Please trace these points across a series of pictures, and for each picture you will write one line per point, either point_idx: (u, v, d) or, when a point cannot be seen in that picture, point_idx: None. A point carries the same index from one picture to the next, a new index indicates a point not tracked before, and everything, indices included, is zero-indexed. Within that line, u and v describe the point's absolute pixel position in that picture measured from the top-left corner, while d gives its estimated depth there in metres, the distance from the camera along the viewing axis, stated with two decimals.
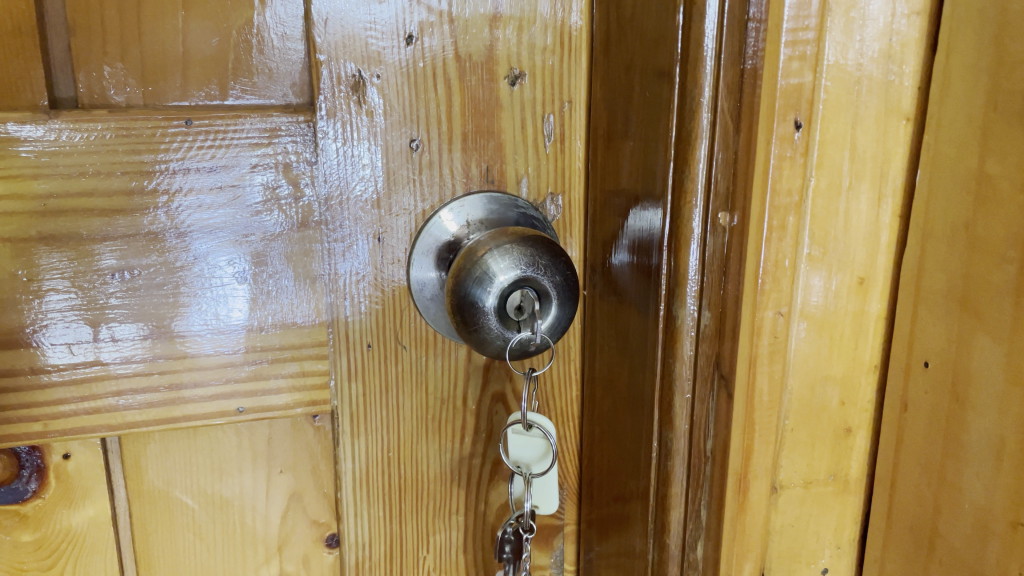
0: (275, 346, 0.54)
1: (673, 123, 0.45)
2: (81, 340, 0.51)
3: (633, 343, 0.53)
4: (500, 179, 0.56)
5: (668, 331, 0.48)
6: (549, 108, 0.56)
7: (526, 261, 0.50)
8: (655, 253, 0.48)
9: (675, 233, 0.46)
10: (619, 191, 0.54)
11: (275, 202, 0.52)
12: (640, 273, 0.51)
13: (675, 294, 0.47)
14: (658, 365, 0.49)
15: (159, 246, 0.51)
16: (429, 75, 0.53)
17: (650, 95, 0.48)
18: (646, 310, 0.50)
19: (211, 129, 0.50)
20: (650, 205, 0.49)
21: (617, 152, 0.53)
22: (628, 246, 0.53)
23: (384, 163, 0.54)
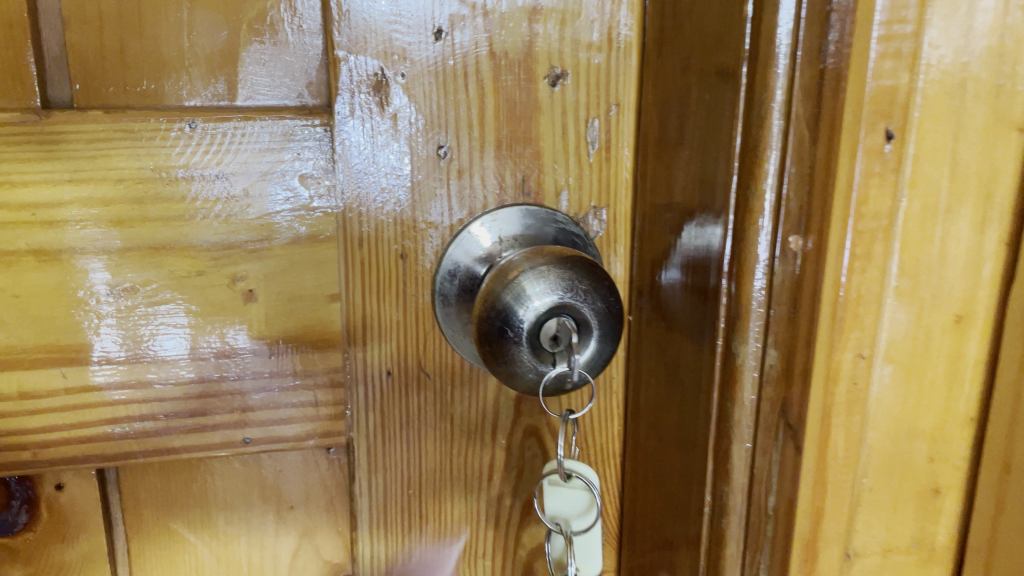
0: (286, 372, 0.49)
1: (737, 130, 0.39)
2: (110, 356, 0.46)
3: (685, 378, 0.46)
4: (538, 191, 0.50)
5: (726, 370, 0.41)
6: (595, 112, 0.49)
7: (563, 286, 0.44)
8: (714, 279, 0.42)
9: (739, 257, 0.40)
10: (672, 204, 0.47)
11: (287, 214, 0.47)
12: (695, 297, 0.45)
13: (737, 328, 0.40)
14: (712, 407, 0.43)
15: (158, 262, 0.46)
16: (460, 74, 0.47)
17: (708, 99, 0.42)
18: (701, 341, 0.44)
19: (218, 132, 0.45)
20: (707, 221, 0.43)
21: (670, 162, 0.47)
22: (682, 268, 0.47)
23: (410, 172, 0.48)
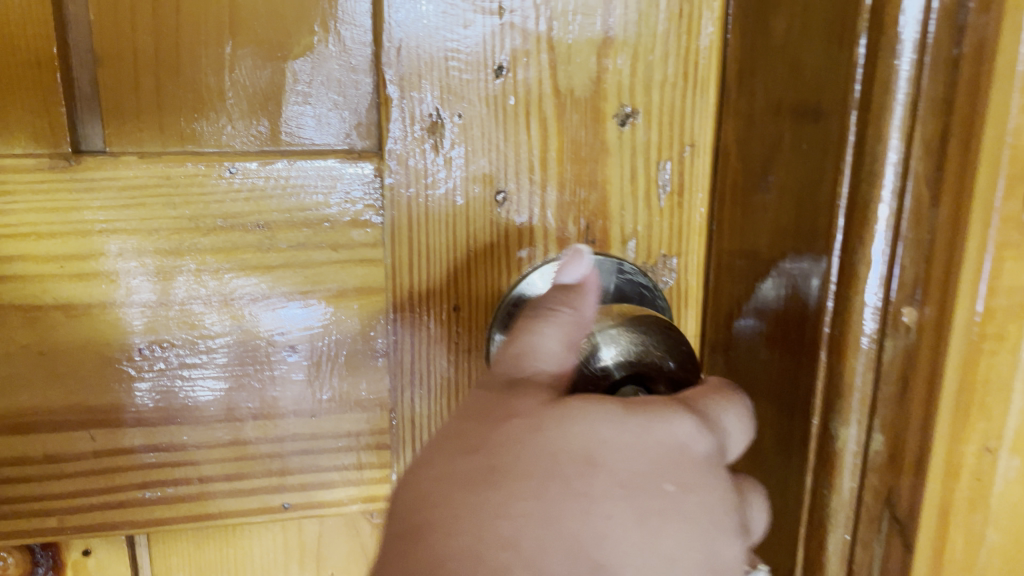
0: (329, 434, 0.46)
1: (843, 187, 0.35)
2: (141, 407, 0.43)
3: (772, 453, 0.42)
4: (603, 239, 0.46)
5: (822, 453, 0.37)
6: (667, 153, 0.45)
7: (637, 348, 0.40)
8: (808, 349, 0.38)
9: (842, 327, 0.35)
10: (755, 257, 0.43)
11: (332, 265, 0.43)
12: (784, 361, 0.40)
13: (838, 407, 0.36)
14: (805, 489, 0.38)
15: (194, 317, 0.42)
16: (521, 113, 0.43)
17: (806, 147, 0.37)
18: (793, 418, 0.39)
19: (259, 177, 0.41)
20: (800, 279, 0.39)
21: (752, 212, 0.43)
22: (768, 329, 0.42)
23: (464, 218, 0.44)
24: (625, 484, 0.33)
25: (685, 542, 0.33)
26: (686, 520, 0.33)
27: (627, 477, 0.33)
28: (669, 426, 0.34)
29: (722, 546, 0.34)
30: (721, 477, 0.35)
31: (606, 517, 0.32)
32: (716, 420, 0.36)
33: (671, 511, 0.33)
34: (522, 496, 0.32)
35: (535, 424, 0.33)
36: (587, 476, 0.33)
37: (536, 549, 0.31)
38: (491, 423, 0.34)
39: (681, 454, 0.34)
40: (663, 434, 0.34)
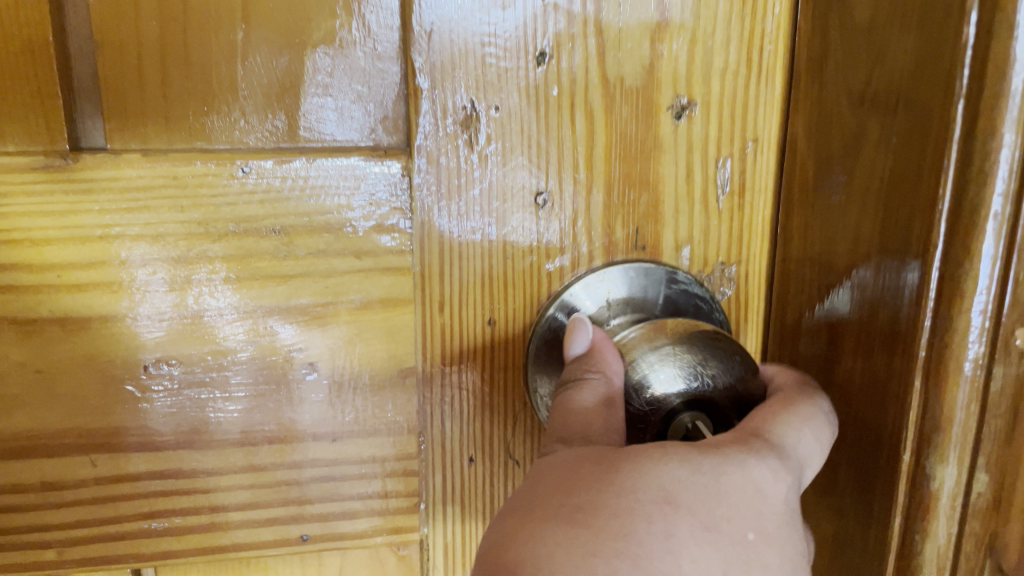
0: (352, 460, 0.41)
1: (946, 192, 0.30)
2: (148, 393, 0.39)
3: (847, 488, 0.38)
4: (654, 246, 0.41)
5: (914, 493, 0.33)
6: (726, 150, 0.41)
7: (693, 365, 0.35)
8: (898, 375, 0.32)
9: (941, 350, 0.31)
10: (828, 267, 0.38)
11: (354, 275, 0.39)
12: (864, 386, 0.35)
13: (935, 442, 0.32)
14: (892, 532, 0.34)
15: (204, 331, 0.38)
16: (565, 105, 0.39)
17: (896, 142, 0.33)
18: (878, 452, 0.34)
19: (275, 177, 0.37)
20: (886, 292, 0.33)
21: (826, 214, 0.38)
22: (845, 350, 0.37)
23: (500, 222, 0.40)
24: (708, 527, 0.29)
25: None
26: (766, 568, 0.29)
27: (710, 519, 0.29)
28: (745, 470, 0.30)
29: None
30: (796, 520, 0.31)
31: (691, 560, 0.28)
32: (787, 452, 0.32)
33: (755, 563, 0.29)
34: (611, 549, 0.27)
35: (613, 462, 0.29)
36: (669, 518, 0.28)
37: None
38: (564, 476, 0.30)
39: (761, 502, 0.30)
40: (739, 478, 0.30)
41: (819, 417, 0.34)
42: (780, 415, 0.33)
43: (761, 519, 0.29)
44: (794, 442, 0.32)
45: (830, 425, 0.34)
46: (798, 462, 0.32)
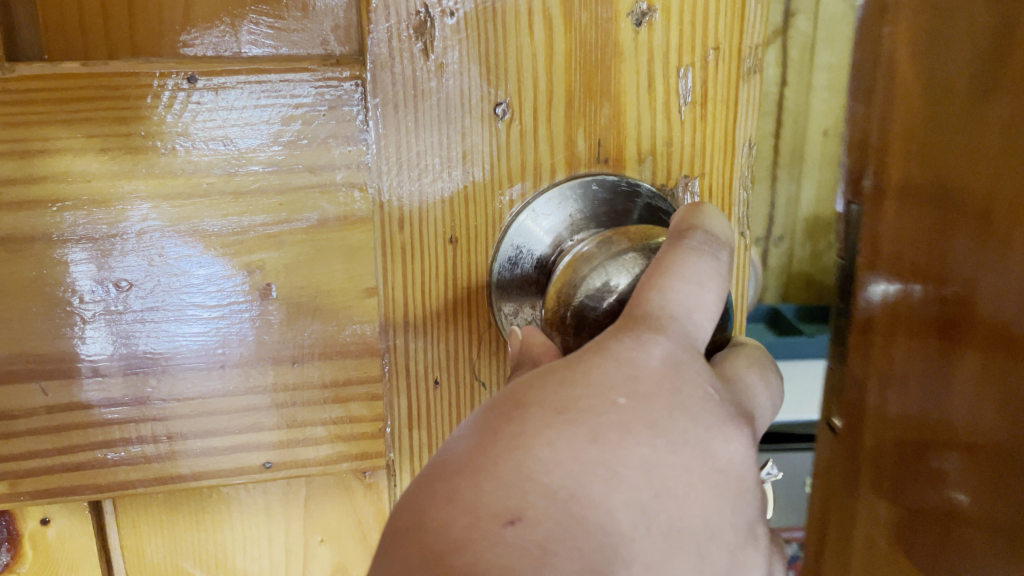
0: (315, 384, 0.41)
1: None
2: (97, 317, 0.37)
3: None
4: (617, 159, 0.41)
5: None
6: (687, 59, 0.40)
7: (633, 264, 0.35)
8: None
9: None
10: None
11: (310, 191, 0.38)
12: None
13: None
14: None
15: (154, 252, 0.37)
16: (523, 12, 0.38)
17: None
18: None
19: (221, 89, 0.36)
20: None
21: None
22: (972, 341, 0.34)
23: (459, 135, 0.39)
24: (564, 411, 0.30)
25: (654, 455, 0.30)
26: (648, 427, 0.30)
27: (566, 405, 0.30)
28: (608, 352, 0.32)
29: (714, 442, 0.31)
30: (682, 380, 0.32)
31: (550, 444, 0.28)
32: (655, 317, 0.33)
33: (638, 423, 0.30)
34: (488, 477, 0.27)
35: (490, 427, 0.29)
36: (522, 419, 0.29)
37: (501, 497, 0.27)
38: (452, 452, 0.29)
39: (631, 369, 0.31)
40: (599, 359, 0.31)
41: (694, 261, 0.33)
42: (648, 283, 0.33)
43: (633, 384, 0.31)
44: (662, 300, 0.33)
45: (708, 261, 0.34)
46: (668, 317, 0.33)
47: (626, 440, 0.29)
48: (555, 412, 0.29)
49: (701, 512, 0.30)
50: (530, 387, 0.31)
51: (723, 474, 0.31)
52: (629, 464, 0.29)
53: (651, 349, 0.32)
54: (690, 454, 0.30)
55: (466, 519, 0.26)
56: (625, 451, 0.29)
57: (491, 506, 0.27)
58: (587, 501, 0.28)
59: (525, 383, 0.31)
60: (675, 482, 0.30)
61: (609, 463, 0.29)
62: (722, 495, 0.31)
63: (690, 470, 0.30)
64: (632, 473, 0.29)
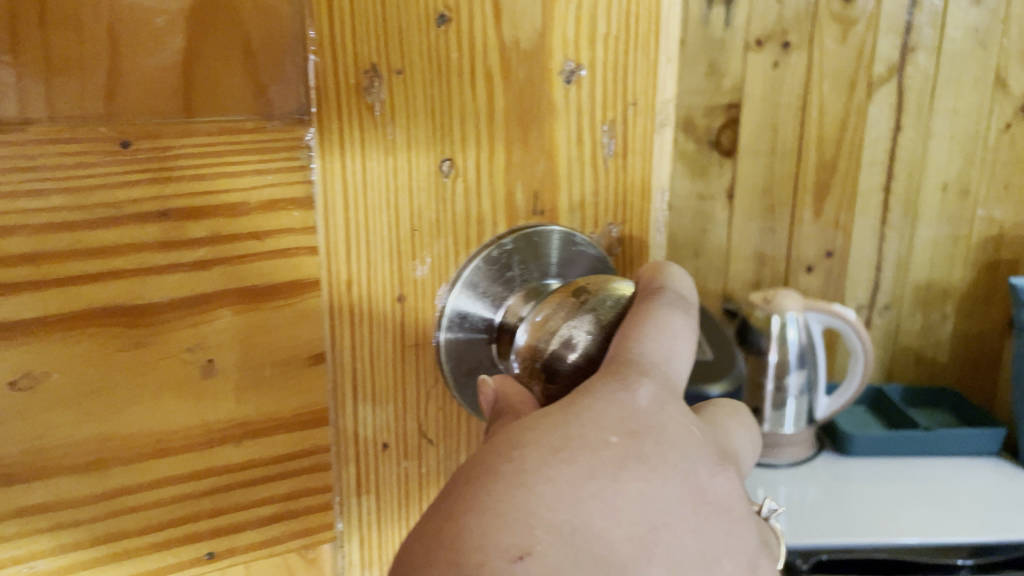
0: (261, 460, 0.38)
1: None
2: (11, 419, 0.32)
3: None
4: (553, 210, 0.44)
5: None
6: (617, 116, 0.44)
7: (589, 318, 0.38)
8: None
9: None
10: None
11: (259, 258, 0.35)
12: None
13: None
14: None
15: (80, 339, 0.32)
16: (467, 71, 0.39)
17: None
18: None
19: (159, 153, 0.32)
20: None
21: None
22: None
23: (408, 194, 0.39)
24: (560, 450, 0.28)
25: (657, 492, 0.28)
26: (644, 463, 0.29)
27: (561, 444, 0.28)
28: (591, 396, 0.31)
29: (701, 475, 0.30)
30: (661, 415, 0.31)
31: (549, 480, 0.27)
32: (625, 361, 0.34)
33: (631, 458, 0.29)
34: (503, 522, 0.25)
35: (492, 474, 0.27)
36: (521, 458, 0.28)
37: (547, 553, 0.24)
38: (452, 495, 0.26)
39: (620, 410, 0.31)
40: (590, 401, 0.31)
41: (670, 326, 0.36)
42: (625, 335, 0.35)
43: (623, 423, 0.30)
44: (638, 349, 0.35)
45: (676, 315, 0.37)
46: (638, 362, 0.34)
47: (622, 477, 0.28)
48: (553, 450, 0.28)
49: (698, 546, 0.28)
50: (516, 429, 0.30)
51: (713, 506, 0.30)
52: (627, 498, 0.27)
53: (635, 390, 0.32)
54: (680, 487, 0.29)
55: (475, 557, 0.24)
56: (624, 485, 0.28)
57: (500, 541, 0.24)
58: (593, 534, 0.26)
59: (518, 431, 0.29)
60: (668, 514, 0.28)
61: (609, 497, 0.27)
62: (717, 531, 0.29)
63: (688, 507, 0.29)
64: (626, 508, 0.27)
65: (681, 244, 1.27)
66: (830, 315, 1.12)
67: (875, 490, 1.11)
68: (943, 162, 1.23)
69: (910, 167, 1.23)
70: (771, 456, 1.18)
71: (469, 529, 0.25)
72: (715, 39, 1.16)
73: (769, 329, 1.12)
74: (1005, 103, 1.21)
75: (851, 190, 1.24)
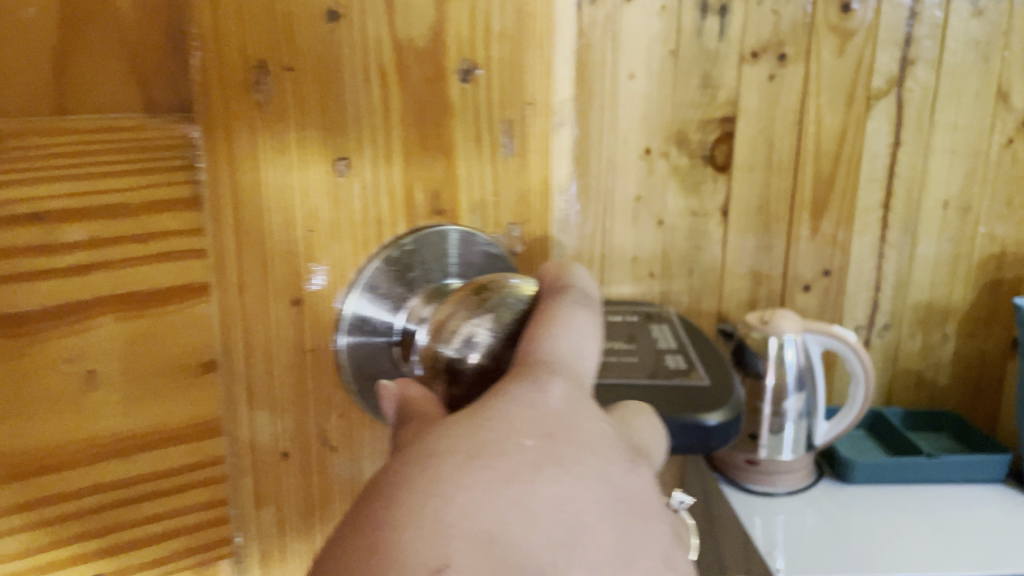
0: (149, 474, 0.38)
1: None
2: None
3: None
4: (453, 210, 0.46)
5: None
6: (494, 131, 0.46)
7: (490, 317, 0.37)
8: None
9: None
10: None
11: (140, 263, 0.35)
12: None
13: None
14: None
15: None
16: (355, 69, 0.40)
17: None
18: None
19: (25, 151, 0.31)
20: None
21: None
22: None
23: (299, 195, 0.40)
24: (472, 455, 0.27)
25: (578, 491, 0.27)
26: (560, 462, 0.28)
27: (475, 449, 0.27)
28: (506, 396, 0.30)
29: (621, 471, 0.29)
30: (579, 410, 0.31)
31: (465, 489, 0.26)
32: (547, 359, 0.33)
33: (548, 460, 0.28)
34: (415, 533, 0.24)
35: (406, 482, 0.26)
36: (433, 467, 0.26)
37: (469, 561, 0.24)
38: (362, 511, 0.25)
39: (535, 409, 0.30)
40: (505, 405, 0.30)
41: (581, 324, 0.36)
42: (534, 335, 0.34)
43: (538, 425, 0.29)
44: (549, 346, 0.34)
45: (582, 314, 0.36)
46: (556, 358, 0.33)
47: (538, 478, 0.27)
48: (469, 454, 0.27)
49: (616, 545, 0.27)
50: (430, 436, 0.29)
51: (630, 500, 0.28)
52: (539, 500, 0.26)
53: (551, 389, 0.31)
54: (593, 480, 0.28)
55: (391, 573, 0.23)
56: (536, 488, 0.27)
57: (415, 560, 0.23)
58: (506, 541, 0.25)
59: (435, 437, 0.28)
60: (586, 512, 0.27)
61: (523, 501, 0.26)
62: (636, 514, 0.28)
63: (607, 500, 0.28)
64: (535, 505, 0.26)
65: (674, 263, 1.24)
66: (831, 335, 1.10)
67: (879, 520, 1.06)
68: (944, 178, 1.20)
69: (912, 189, 1.20)
70: (769, 484, 1.14)
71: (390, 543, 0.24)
72: (708, 51, 1.14)
73: (767, 350, 1.09)
74: (1009, 116, 1.17)
75: (852, 214, 1.21)
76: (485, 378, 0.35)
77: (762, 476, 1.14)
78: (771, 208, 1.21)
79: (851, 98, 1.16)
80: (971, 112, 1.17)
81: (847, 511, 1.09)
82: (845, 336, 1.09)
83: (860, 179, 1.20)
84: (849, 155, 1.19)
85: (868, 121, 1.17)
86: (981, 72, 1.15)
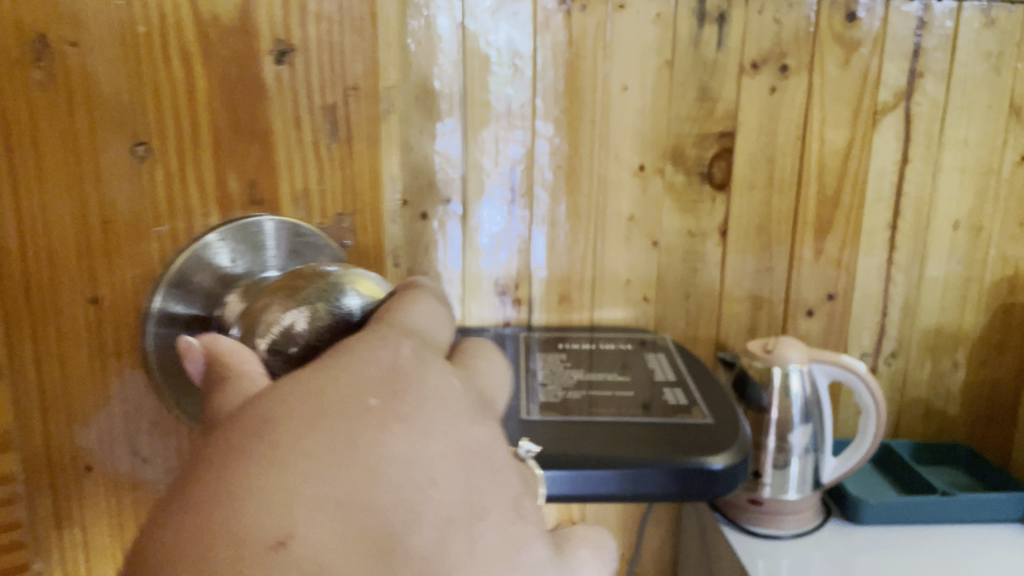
0: None
1: None
2: None
3: None
4: None
5: None
6: (293, 163, 0.77)
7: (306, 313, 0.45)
8: None
9: None
10: None
11: None
12: None
13: None
14: None
15: None
16: None
17: None
18: None
19: None
20: None
21: None
22: None
23: None
24: (319, 419, 0.30)
25: (418, 443, 0.31)
26: (402, 423, 0.31)
27: (323, 409, 0.31)
28: (351, 370, 0.33)
29: (469, 429, 0.33)
30: (423, 378, 0.34)
31: (306, 457, 0.28)
32: (405, 329, 0.39)
33: (390, 420, 0.31)
34: (258, 504, 0.27)
35: (250, 445, 0.29)
36: (279, 434, 0.29)
37: (319, 535, 0.26)
38: (221, 466, 0.28)
39: (387, 368, 0.34)
40: (358, 363, 0.34)
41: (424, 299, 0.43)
42: (390, 316, 0.40)
43: (386, 390, 0.33)
44: (404, 321, 0.40)
45: (434, 303, 0.43)
46: (408, 328, 0.39)
47: (380, 446, 0.30)
48: (306, 424, 0.30)
49: (465, 492, 0.31)
50: (275, 397, 0.31)
51: (477, 456, 0.32)
52: (388, 462, 0.30)
53: (404, 352, 0.36)
54: (446, 442, 0.32)
55: (231, 552, 0.25)
56: (381, 450, 0.30)
57: (259, 532, 0.26)
58: (358, 505, 0.28)
59: (281, 399, 0.31)
60: (434, 473, 0.30)
61: (367, 463, 0.29)
62: (482, 475, 0.32)
63: (453, 457, 0.31)
64: (395, 475, 0.29)
65: (670, 286, 1.16)
66: (839, 366, 1.02)
67: (891, 561, 0.98)
68: (954, 197, 1.14)
69: (920, 209, 1.14)
70: (773, 525, 1.04)
71: (222, 525, 0.26)
72: (707, 62, 1.07)
73: (769, 381, 1.02)
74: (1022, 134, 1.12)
75: (857, 233, 1.14)
76: (371, 368, 0.34)
77: (765, 516, 1.04)
78: (771, 227, 1.14)
79: (857, 112, 1.10)
80: (982, 129, 1.12)
81: (854, 551, 1.00)
82: (854, 366, 1.01)
83: (866, 198, 1.13)
84: (855, 172, 1.12)
85: (875, 137, 1.11)
86: (993, 87, 1.10)
